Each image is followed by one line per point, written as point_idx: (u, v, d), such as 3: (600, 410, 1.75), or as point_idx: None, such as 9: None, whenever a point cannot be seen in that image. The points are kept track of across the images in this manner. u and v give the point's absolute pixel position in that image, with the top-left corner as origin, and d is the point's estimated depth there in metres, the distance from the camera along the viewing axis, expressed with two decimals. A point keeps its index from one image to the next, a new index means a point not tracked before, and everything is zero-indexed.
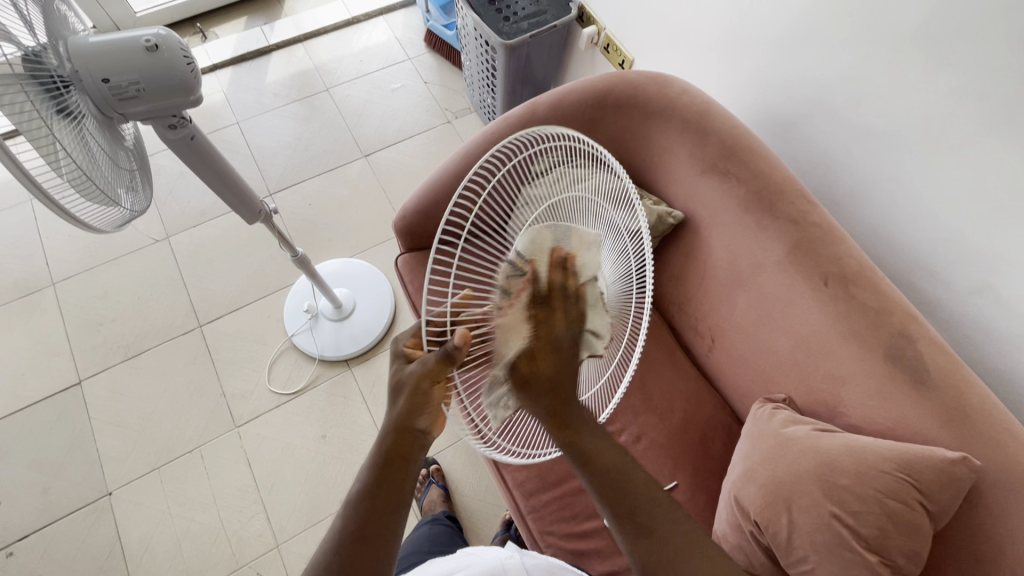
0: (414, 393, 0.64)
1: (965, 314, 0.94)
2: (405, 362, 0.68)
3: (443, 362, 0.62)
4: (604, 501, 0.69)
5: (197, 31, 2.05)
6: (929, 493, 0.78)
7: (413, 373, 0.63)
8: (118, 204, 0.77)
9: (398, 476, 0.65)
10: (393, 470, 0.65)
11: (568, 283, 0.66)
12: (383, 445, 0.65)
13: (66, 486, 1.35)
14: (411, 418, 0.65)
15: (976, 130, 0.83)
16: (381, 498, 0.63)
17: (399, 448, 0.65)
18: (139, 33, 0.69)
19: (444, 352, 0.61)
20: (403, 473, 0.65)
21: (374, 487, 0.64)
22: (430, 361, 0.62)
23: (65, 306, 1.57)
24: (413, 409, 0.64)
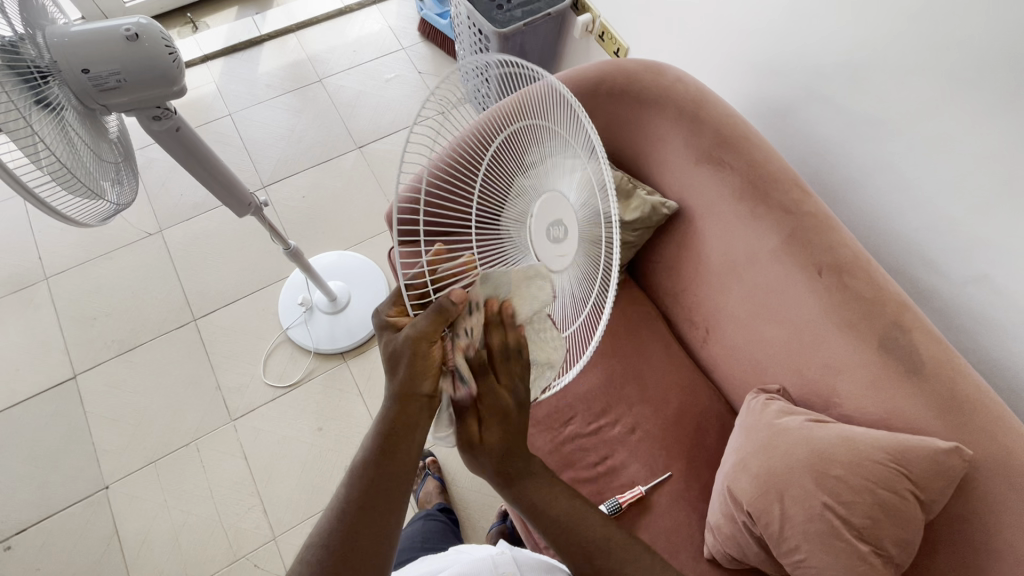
0: (412, 358, 0.62)
1: (961, 304, 0.93)
2: (394, 331, 0.65)
3: (436, 319, 0.60)
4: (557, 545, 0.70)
5: (188, 21, 2.03)
6: (922, 483, 0.77)
7: (408, 336, 0.61)
8: (102, 198, 0.76)
9: (404, 445, 0.64)
10: (405, 433, 0.63)
11: (508, 340, 0.65)
12: (388, 413, 0.64)
13: (63, 480, 1.35)
14: (412, 385, 0.63)
15: (973, 119, 0.81)
16: (376, 483, 0.62)
17: (404, 415, 0.63)
18: (119, 22, 0.68)
19: (435, 308, 0.59)
20: (411, 438, 0.64)
21: (385, 452, 0.63)
22: (423, 323, 0.60)
23: (58, 300, 1.56)
24: (414, 376, 0.63)
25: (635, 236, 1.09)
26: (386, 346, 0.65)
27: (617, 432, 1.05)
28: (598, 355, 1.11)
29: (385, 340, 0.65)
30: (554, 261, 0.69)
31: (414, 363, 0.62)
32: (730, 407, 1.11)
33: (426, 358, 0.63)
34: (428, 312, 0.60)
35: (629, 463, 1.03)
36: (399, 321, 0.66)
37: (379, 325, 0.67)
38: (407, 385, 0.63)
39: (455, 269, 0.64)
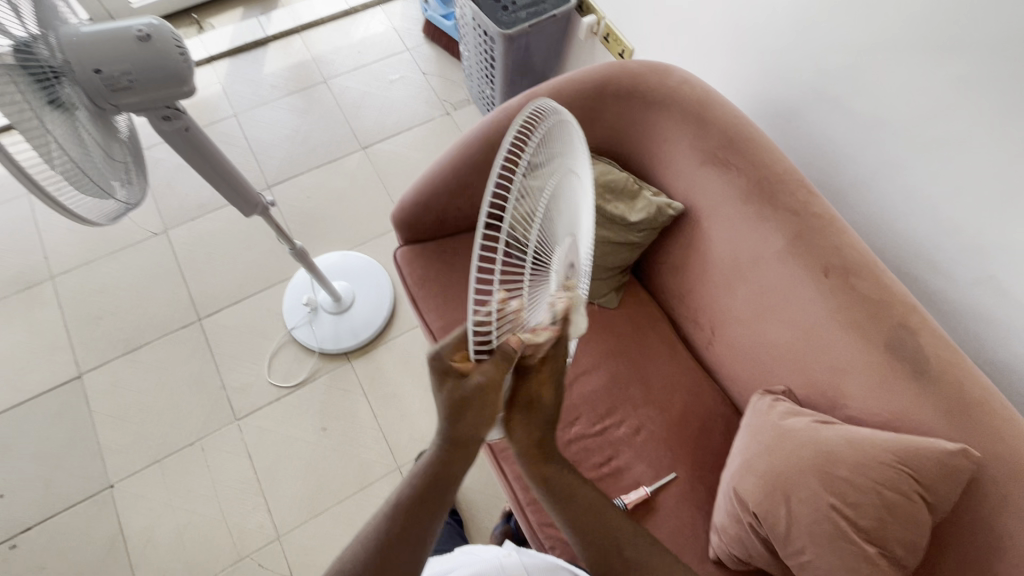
0: (479, 407, 0.65)
1: (967, 305, 0.93)
2: (460, 379, 0.65)
3: (501, 364, 0.60)
4: (560, 515, 0.80)
5: (193, 22, 2.03)
6: (929, 485, 0.77)
7: (477, 385, 0.62)
8: (113, 197, 0.77)
9: (447, 482, 0.73)
10: (445, 475, 0.72)
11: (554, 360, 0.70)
12: (434, 458, 0.72)
13: (69, 478, 1.35)
14: (464, 434, 0.69)
15: (981, 118, 0.81)
16: (414, 517, 0.71)
17: (451, 454, 0.71)
18: (131, 23, 0.68)
19: (500, 355, 0.60)
20: (451, 479, 0.73)
21: (429, 491, 0.72)
22: (489, 370, 0.61)
23: (64, 299, 1.56)
24: (474, 425, 0.68)
25: (641, 237, 1.10)
26: (455, 391, 0.65)
27: (621, 433, 1.05)
28: (603, 357, 1.12)
29: (450, 386, 0.66)
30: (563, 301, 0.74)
31: (478, 406, 0.65)
32: (735, 409, 1.11)
33: (490, 407, 0.65)
34: (492, 357, 0.61)
35: (634, 464, 1.03)
36: (463, 367, 0.66)
37: (442, 369, 0.67)
38: (463, 434, 0.69)
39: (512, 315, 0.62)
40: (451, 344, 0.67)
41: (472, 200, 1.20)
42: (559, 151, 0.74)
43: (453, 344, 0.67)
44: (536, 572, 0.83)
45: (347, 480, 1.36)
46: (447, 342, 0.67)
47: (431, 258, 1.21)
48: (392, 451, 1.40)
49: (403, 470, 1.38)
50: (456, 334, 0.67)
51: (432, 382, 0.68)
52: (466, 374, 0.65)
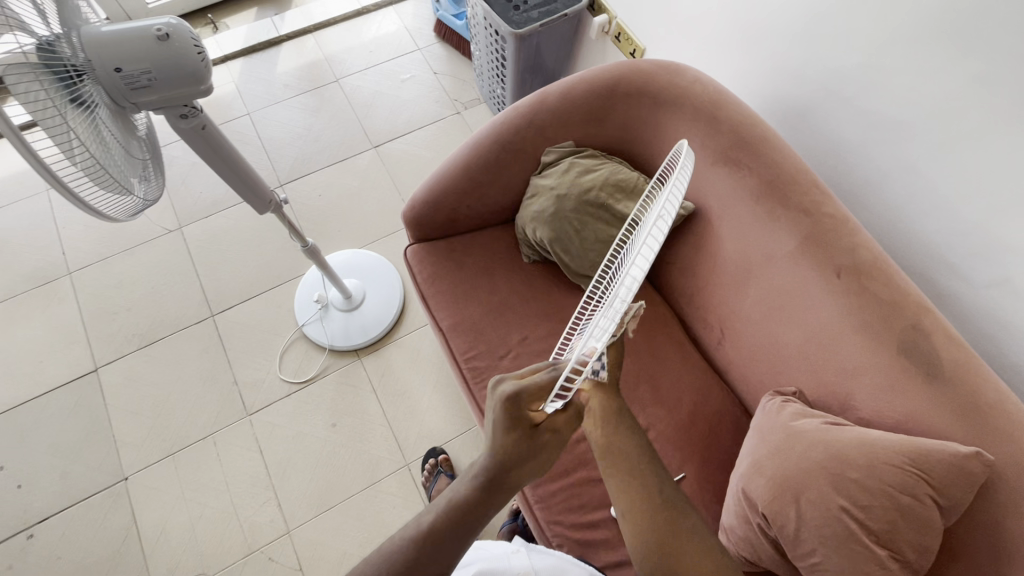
0: (539, 458, 0.68)
1: (982, 306, 0.92)
2: (529, 429, 0.66)
3: (573, 420, 0.69)
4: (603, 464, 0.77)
5: (208, 22, 2.06)
6: (940, 487, 0.77)
7: (544, 441, 0.67)
8: (131, 193, 0.78)
9: (477, 518, 0.69)
10: (477, 511, 0.69)
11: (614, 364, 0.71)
12: (471, 493, 0.68)
13: (85, 470, 1.38)
14: (510, 474, 0.67)
15: (998, 117, 0.80)
16: (443, 546, 0.66)
17: (494, 485, 0.68)
18: (150, 22, 0.69)
19: (572, 412, 0.68)
20: (480, 519, 0.69)
21: (463, 524, 0.68)
22: (561, 424, 0.67)
23: (81, 294, 1.59)
24: (531, 471, 0.69)
25: None
26: (524, 440, 0.66)
27: None
28: None
29: (519, 434, 0.65)
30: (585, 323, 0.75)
31: (541, 456, 0.68)
32: (744, 410, 1.11)
33: (548, 461, 0.68)
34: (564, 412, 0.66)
35: None
36: (536, 418, 0.66)
37: (516, 416, 0.65)
38: (511, 479, 0.68)
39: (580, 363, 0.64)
40: (530, 390, 0.64)
41: (483, 199, 1.21)
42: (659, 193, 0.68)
43: (533, 392, 0.64)
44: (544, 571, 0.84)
45: (355, 477, 1.37)
46: (528, 389, 0.64)
47: (441, 256, 1.22)
48: (401, 447, 1.41)
49: (412, 466, 1.39)
50: (538, 384, 0.64)
51: (498, 419, 0.65)
52: (538, 426, 0.66)
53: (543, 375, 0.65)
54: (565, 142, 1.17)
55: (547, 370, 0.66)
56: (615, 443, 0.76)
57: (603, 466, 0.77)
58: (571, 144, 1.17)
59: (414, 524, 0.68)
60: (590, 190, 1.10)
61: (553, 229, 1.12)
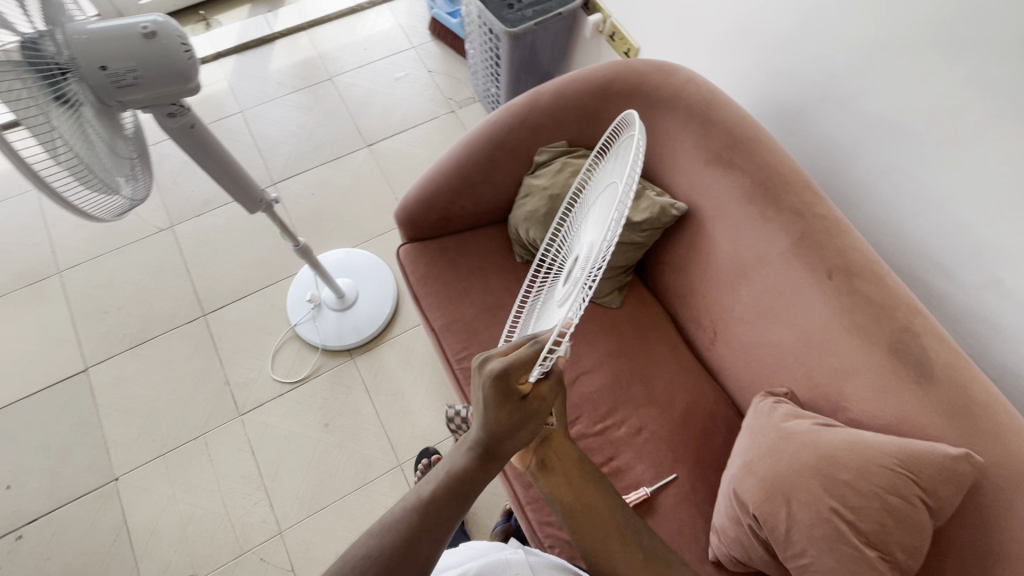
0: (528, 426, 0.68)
1: (972, 308, 0.92)
2: (517, 400, 0.65)
3: (555, 386, 0.67)
4: (568, 523, 0.82)
5: (200, 19, 2.04)
6: (930, 488, 0.77)
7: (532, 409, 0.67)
8: (118, 193, 0.77)
9: (474, 485, 0.71)
10: (474, 479, 0.71)
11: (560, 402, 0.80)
12: (467, 463, 0.70)
13: (74, 470, 1.37)
14: (503, 442, 0.69)
15: (989, 120, 0.80)
16: (441, 518, 0.67)
17: (492, 452, 0.70)
18: (136, 20, 0.69)
19: (553, 378, 0.67)
20: (477, 486, 0.71)
21: (461, 493, 0.70)
22: (546, 391, 0.67)
23: (71, 293, 1.58)
24: (524, 436, 0.69)
25: (644, 236, 1.09)
26: (513, 411, 0.66)
27: (622, 433, 1.05)
28: (606, 356, 1.12)
29: (507, 406, 0.65)
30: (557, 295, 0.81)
31: (533, 423, 0.68)
32: (736, 411, 1.11)
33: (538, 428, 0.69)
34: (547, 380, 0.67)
35: (634, 464, 1.03)
36: (523, 389, 0.65)
37: (504, 389, 0.64)
38: (504, 448, 0.70)
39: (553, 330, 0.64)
40: (516, 365, 0.62)
41: (476, 199, 1.20)
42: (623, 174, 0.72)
43: (519, 366, 0.62)
44: (541, 571, 0.83)
45: (348, 476, 1.37)
46: (514, 363, 0.62)
47: (433, 255, 1.21)
48: (394, 448, 1.41)
49: (405, 466, 1.39)
50: (522, 358, 0.62)
51: (487, 395, 0.65)
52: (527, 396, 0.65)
53: (527, 348, 0.63)
54: (558, 142, 1.17)
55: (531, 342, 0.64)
56: (577, 494, 0.83)
57: (569, 525, 0.82)
58: (564, 144, 1.16)
59: (413, 495, 0.69)
60: None
61: (545, 230, 1.12)
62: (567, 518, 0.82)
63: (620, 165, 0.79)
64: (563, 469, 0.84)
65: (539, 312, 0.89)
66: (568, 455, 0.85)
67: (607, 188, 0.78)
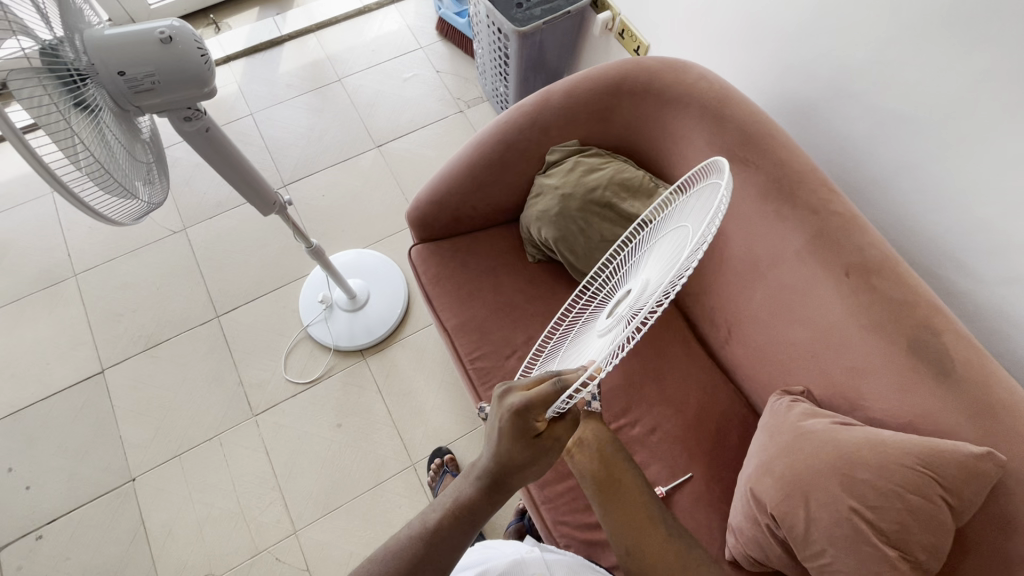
0: (540, 463, 0.68)
1: (993, 305, 0.91)
2: (533, 438, 0.65)
3: (572, 427, 0.68)
4: (601, 505, 0.82)
5: (210, 23, 2.06)
6: (952, 488, 0.76)
7: (546, 447, 0.66)
8: (136, 197, 0.78)
9: (479, 516, 0.70)
10: (480, 510, 0.70)
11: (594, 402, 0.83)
12: (476, 492, 0.70)
13: (92, 471, 1.38)
14: (512, 475, 0.68)
15: (1012, 114, 0.79)
16: (446, 546, 0.68)
17: (500, 482, 0.69)
18: (154, 25, 0.69)
19: (570, 419, 0.67)
20: (483, 516, 0.71)
21: (466, 522, 0.69)
22: (563, 433, 0.67)
23: (87, 296, 1.60)
24: (531, 473, 0.69)
25: None
26: (525, 448, 0.65)
27: (636, 432, 1.05)
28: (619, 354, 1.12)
29: (522, 442, 0.65)
30: (599, 326, 0.79)
31: (544, 460, 0.68)
32: (751, 409, 1.10)
33: (549, 466, 0.69)
34: (563, 420, 0.67)
35: (648, 463, 1.03)
36: (539, 427, 0.65)
37: (522, 424, 0.64)
38: (513, 480, 0.69)
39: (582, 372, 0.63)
40: (536, 402, 0.62)
41: (487, 199, 1.20)
42: (697, 218, 0.69)
43: (539, 402, 0.62)
44: (558, 570, 0.83)
45: (362, 476, 1.38)
46: (534, 399, 0.62)
47: (446, 256, 1.21)
48: (407, 448, 1.41)
49: (418, 467, 1.39)
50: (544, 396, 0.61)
51: (504, 426, 0.65)
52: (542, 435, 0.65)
53: (550, 384, 0.62)
54: (569, 141, 1.17)
55: (554, 379, 0.63)
56: (611, 480, 0.84)
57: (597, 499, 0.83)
58: (576, 143, 1.16)
59: (419, 521, 0.70)
60: (595, 190, 1.10)
61: (558, 229, 1.12)
62: (594, 489, 0.83)
63: (693, 208, 0.75)
64: (594, 446, 0.85)
65: (577, 340, 0.87)
66: (598, 433, 0.86)
67: (674, 229, 0.75)
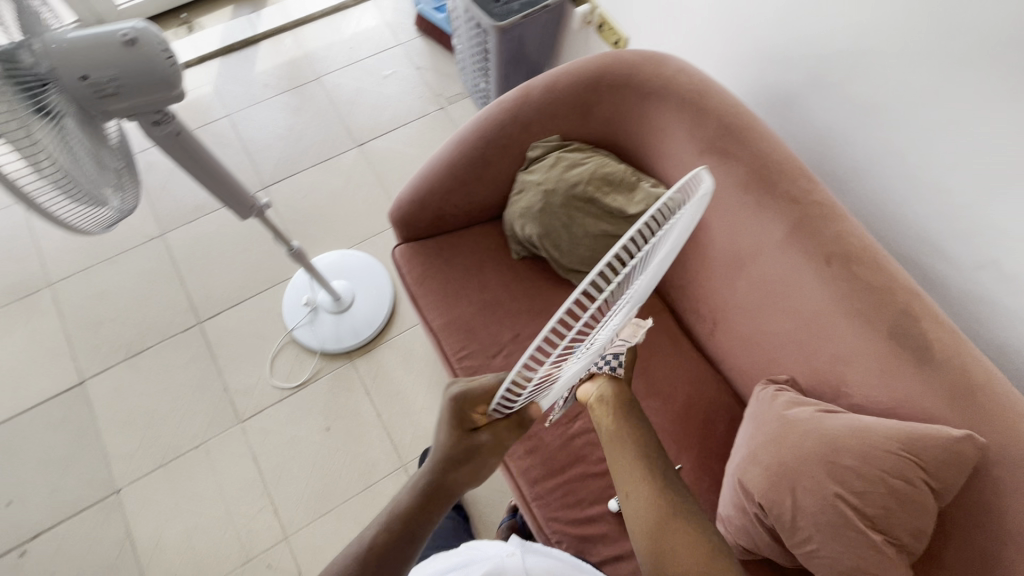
0: (478, 465, 0.65)
1: (971, 289, 0.92)
2: (468, 431, 0.64)
3: (514, 430, 0.62)
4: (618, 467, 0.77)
5: (182, 22, 2.01)
6: (934, 471, 0.77)
7: (482, 445, 0.64)
8: (105, 205, 0.76)
9: (418, 526, 0.68)
10: (417, 520, 0.68)
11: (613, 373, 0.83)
12: (411, 500, 0.67)
13: (75, 484, 1.36)
14: (449, 479, 0.66)
15: (985, 98, 0.80)
16: (385, 559, 0.66)
17: (437, 491, 0.67)
18: (116, 27, 0.67)
19: (516, 418, 0.62)
20: (421, 527, 0.68)
21: (403, 533, 0.67)
22: (501, 434, 0.62)
23: (63, 306, 1.56)
24: (469, 476, 0.67)
25: None
26: (459, 444, 0.64)
27: None
28: None
29: (459, 436, 0.64)
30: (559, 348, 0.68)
31: (481, 462, 0.65)
32: (738, 399, 1.11)
33: (487, 469, 0.66)
34: (506, 420, 0.62)
35: None
36: (477, 421, 0.64)
37: (459, 417, 0.63)
38: (449, 484, 0.67)
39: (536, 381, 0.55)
40: (475, 392, 0.63)
41: (469, 197, 1.19)
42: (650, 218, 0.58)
43: (477, 393, 0.63)
44: None
45: (352, 479, 1.37)
46: (472, 389, 0.63)
47: (431, 255, 1.20)
48: (397, 448, 1.40)
49: (409, 468, 1.38)
50: (484, 387, 0.62)
51: (443, 419, 0.65)
52: (479, 430, 0.63)
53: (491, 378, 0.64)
54: (550, 136, 1.16)
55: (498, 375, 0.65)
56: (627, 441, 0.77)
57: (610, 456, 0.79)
58: (556, 138, 1.16)
59: (356, 542, 0.68)
60: (577, 185, 1.10)
61: (542, 226, 1.12)
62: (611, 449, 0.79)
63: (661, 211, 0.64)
64: (613, 403, 0.81)
65: None
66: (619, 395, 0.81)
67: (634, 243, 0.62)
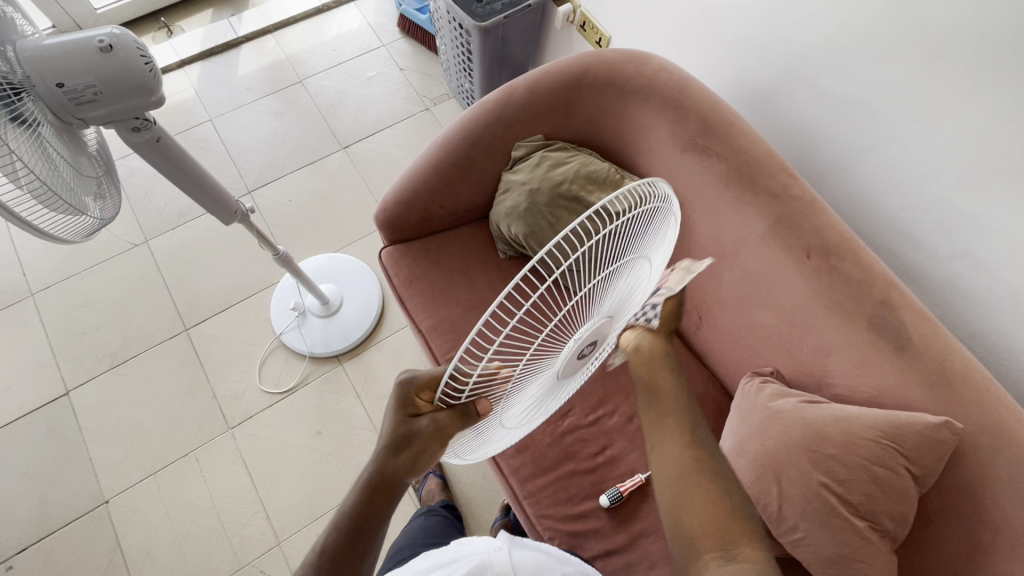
0: (417, 454, 0.62)
1: (948, 278, 0.94)
2: (410, 418, 0.62)
3: (457, 420, 0.58)
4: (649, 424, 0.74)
5: (162, 26, 1.98)
6: (916, 458, 0.79)
7: (420, 432, 0.60)
8: (84, 214, 0.75)
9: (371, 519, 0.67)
10: (369, 514, 0.67)
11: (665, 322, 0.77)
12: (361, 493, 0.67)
13: (62, 495, 1.34)
14: (394, 473, 0.65)
15: (957, 92, 0.82)
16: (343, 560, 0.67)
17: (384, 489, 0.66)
18: (92, 33, 0.66)
19: (459, 407, 0.58)
20: (373, 520, 0.67)
21: (355, 528, 0.67)
22: (441, 420, 0.58)
23: (45, 316, 1.54)
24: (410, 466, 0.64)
25: None
26: (399, 432, 0.62)
27: (614, 422, 1.06)
28: None
29: (398, 422, 0.62)
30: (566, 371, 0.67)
31: (422, 452, 0.62)
32: (725, 392, 1.13)
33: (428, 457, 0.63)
34: (449, 410, 0.58)
35: (628, 452, 1.04)
36: (421, 408, 0.62)
37: (401, 401, 0.62)
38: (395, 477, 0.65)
39: (490, 380, 0.55)
40: (422, 380, 0.62)
41: (455, 197, 1.20)
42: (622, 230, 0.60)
43: (424, 380, 0.62)
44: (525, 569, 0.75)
45: (345, 484, 1.36)
46: (420, 376, 0.62)
47: (418, 257, 1.20)
48: None
49: None
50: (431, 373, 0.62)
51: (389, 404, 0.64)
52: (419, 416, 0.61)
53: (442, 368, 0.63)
54: (534, 136, 1.17)
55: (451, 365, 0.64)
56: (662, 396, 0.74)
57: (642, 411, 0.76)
58: (540, 138, 1.16)
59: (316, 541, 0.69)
60: (562, 184, 1.11)
61: (527, 225, 1.12)
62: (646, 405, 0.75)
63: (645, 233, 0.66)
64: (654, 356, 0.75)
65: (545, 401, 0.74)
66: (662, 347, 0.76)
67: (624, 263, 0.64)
